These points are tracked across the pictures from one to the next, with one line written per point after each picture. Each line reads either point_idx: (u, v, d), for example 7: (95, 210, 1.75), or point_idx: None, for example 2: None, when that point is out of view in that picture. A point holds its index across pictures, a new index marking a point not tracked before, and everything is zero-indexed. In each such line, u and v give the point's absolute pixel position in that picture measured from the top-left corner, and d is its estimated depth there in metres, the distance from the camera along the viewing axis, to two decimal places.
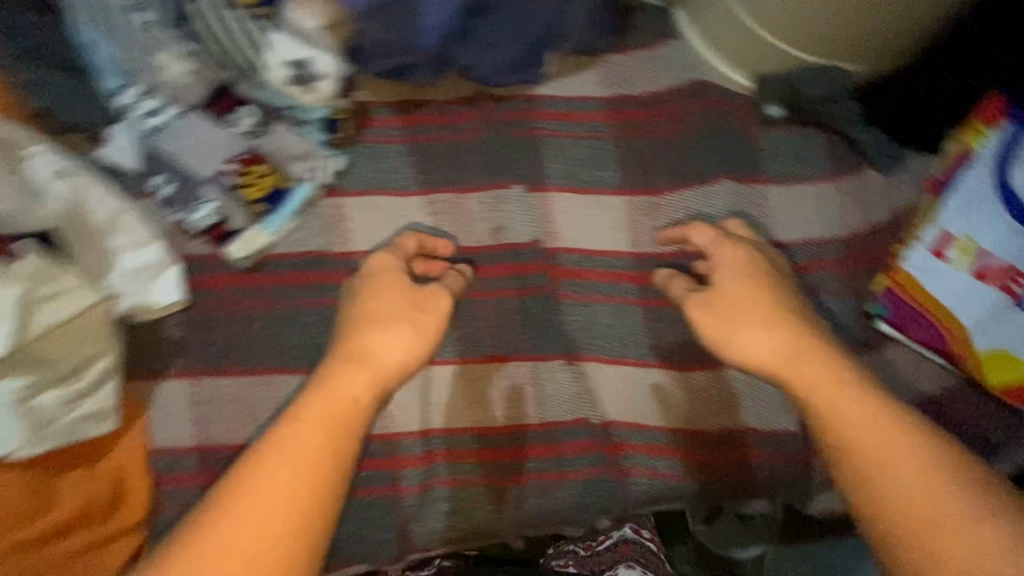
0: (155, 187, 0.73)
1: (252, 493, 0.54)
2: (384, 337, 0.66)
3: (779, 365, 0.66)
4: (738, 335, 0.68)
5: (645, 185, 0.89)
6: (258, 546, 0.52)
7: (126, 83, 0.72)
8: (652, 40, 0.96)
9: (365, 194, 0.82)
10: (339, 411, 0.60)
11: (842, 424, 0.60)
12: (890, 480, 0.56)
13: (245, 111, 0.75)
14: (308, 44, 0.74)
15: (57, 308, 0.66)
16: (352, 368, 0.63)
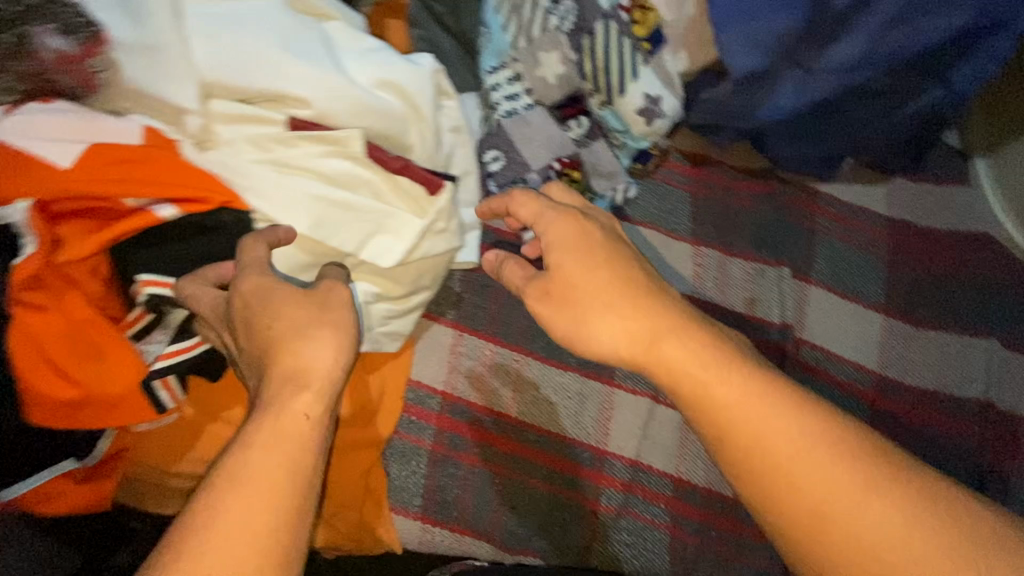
0: (488, 159, 0.82)
1: (221, 510, 0.37)
2: (302, 348, 0.44)
3: (674, 378, 0.48)
4: (662, 348, 0.49)
5: (908, 314, 0.87)
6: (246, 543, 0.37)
7: (502, 66, 0.80)
8: (950, 177, 0.95)
9: (643, 226, 0.88)
10: (293, 439, 0.41)
11: (759, 430, 0.44)
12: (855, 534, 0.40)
13: (583, 121, 0.83)
14: (667, 84, 0.80)
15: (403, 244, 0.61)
16: (293, 391, 0.42)
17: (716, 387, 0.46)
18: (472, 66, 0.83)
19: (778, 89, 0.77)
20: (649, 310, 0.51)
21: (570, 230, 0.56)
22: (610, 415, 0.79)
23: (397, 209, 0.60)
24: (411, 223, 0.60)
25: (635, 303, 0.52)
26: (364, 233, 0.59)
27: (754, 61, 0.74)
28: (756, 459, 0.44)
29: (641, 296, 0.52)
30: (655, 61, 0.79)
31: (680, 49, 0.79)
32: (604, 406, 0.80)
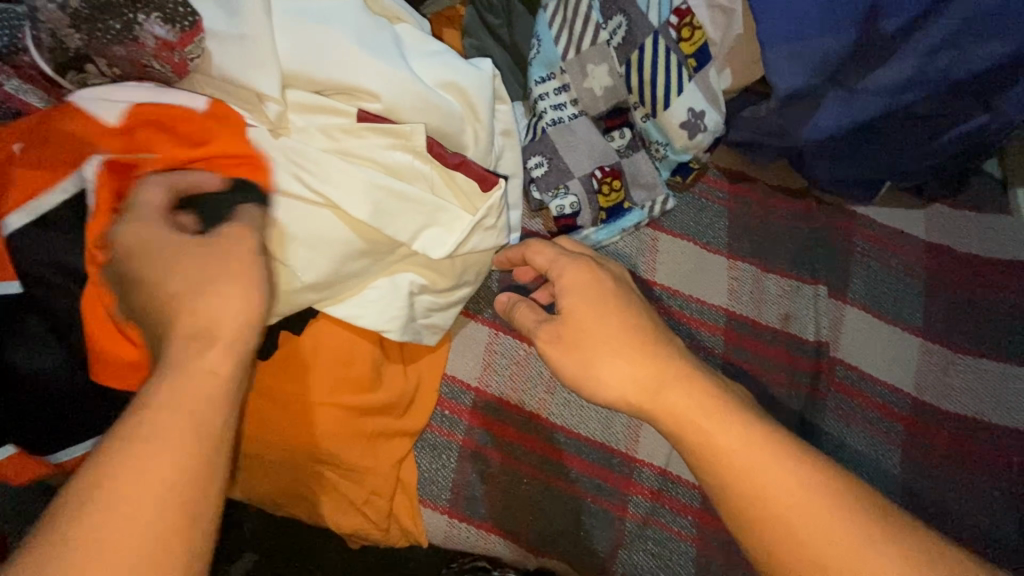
0: (531, 165, 0.84)
1: (117, 484, 0.35)
2: (204, 300, 0.41)
3: (678, 427, 0.52)
4: (665, 395, 0.52)
5: (946, 340, 0.86)
6: (153, 524, 0.35)
7: (550, 76, 0.83)
8: (990, 206, 0.94)
9: (681, 237, 0.89)
10: (197, 402, 0.39)
11: (755, 479, 0.47)
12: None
13: (625, 133, 0.86)
14: (710, 99, 0.82)
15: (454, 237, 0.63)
16: (192, 349, 0.40)
17: (718, 437, 0.49)
18: (521, 76, 0.86)
19: (820, 109, 0.78)
20: (659, 361, 0.53)
21: (577, 273, 0.58)
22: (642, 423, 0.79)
23: (450, 203, 0.62)
24: (463, 217, 0.63)
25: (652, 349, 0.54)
26: (418, 224, 0.62)
27: (799, 79, 0.75)
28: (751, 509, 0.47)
29: (647, 342, 0.55)
30: (699, 76, 0.81)
31: (725, 67, 0.81)
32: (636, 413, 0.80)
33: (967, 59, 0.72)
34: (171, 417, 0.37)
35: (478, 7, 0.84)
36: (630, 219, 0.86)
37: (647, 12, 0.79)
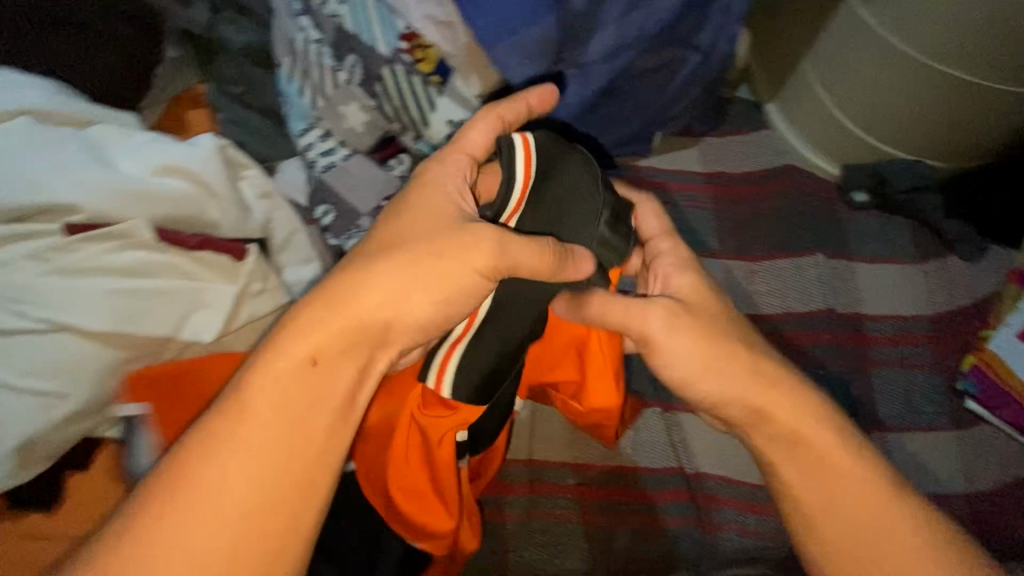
0: (319, 215, 0.85)
1: (226, 453, 0.47)
2: (389, 289, 0.53)
3: (763, 417, 0.61)
4: (767, 403, 0.61)
5: (742, 253, 0.96)
6: (254, 511, 0.46)
7: (311, 126, 0.85)
8: (747, 127, 1.07)
9: None
10: (306, 403, 0.50)
11: (763, 412, 0.61)
12: (822, 516, 0.56)
13: (404, 159, 0.88)
14: (468, 105, 0.84)
15: (257, 304, 0.65)
16: (345, 331, 0.52)
17: (713, 391, 0.62)
18: (285, 133, 0.88)
19: (566, 87, 0.84)
20: (726, 355, 0.62)
21: (693, 290, 0.66)
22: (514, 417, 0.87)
23: (212, 283, 0.62)
24: (225, 291, 0.62)
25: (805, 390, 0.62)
26: (181, 314, 0.61)
27: (528, 67, 0.80)
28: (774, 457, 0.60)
29: (757, 365, 0.62)
30: (449, 89, 0.83)
31: (471, 74, 0.83)
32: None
33: (655, 12, 0.78)
34: (269, 398, 0.49)
35: (217, 82, 0.85)
36: None
37: (375, 44, 0.81)
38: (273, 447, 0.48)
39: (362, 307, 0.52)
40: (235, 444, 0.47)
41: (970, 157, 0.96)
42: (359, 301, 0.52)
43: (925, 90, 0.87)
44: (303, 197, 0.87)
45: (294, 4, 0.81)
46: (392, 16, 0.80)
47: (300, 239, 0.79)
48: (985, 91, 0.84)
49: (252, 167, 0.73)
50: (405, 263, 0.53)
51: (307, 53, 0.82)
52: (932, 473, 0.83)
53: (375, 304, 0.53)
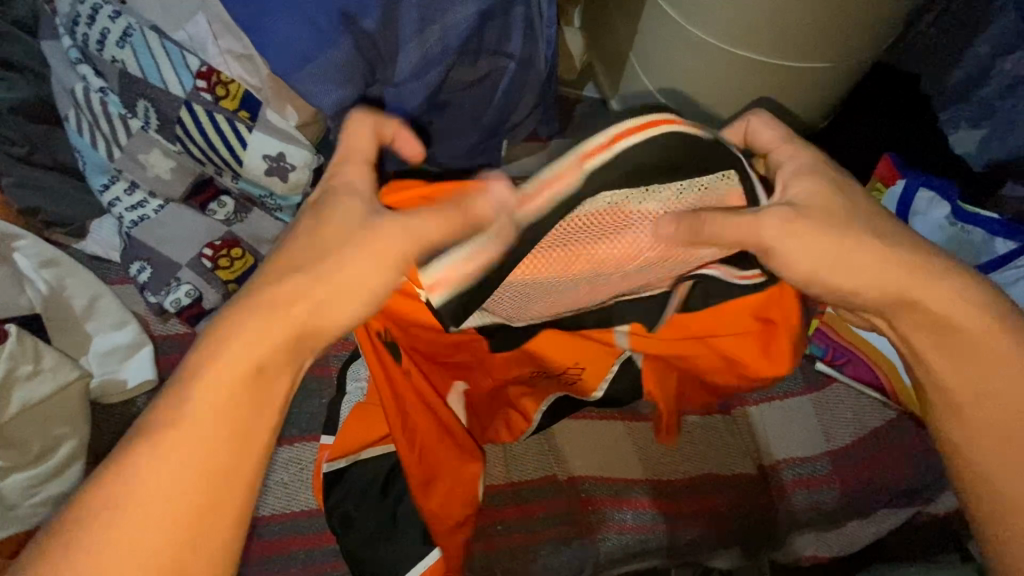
0: (133, 273, 0.78)
1: (154, 464, 0.43)
2: (315, 312, 0.47)
3: (907, 306, 0.52)
4: (919, 299, 0.52)
5: None
6: (200, 475, 0.43)
7: (112, 180, 0.79)
8: (594, 126, 1.11)
9: None
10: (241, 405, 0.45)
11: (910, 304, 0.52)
12: (972, 407, 0.52)
13: (225, 202, 0.83)
14: (285, 138, 0.79)
15: (32, 387, 0.61)
16: (253, 340, 0.45)
17: (844, 285, 0.52)
18: (87, 190, 0.81)
19: (386, 109, 0.82)
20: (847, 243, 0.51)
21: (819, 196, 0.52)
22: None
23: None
24: None
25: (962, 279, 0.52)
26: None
27: (337, 92, 0.76)
28: (915, 350, 0.54)
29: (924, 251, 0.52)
30: (260, 124, 0.78)
31: (283, 106, 0.78)
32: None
33: (452, 26, 0.77)
34: (230, 366, 0.45)
35: None
36: None
37: (167, 85, 0.76)
38: (193, 446, 0.43)
39: (294, 299, 0.47)
40: (163, 456, 0.43)
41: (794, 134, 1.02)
42: (281, 323, 0.46)
43: (738, 74, 0.90)
44: (115, 256, 0.80)
45: (72, 53, 0.77)
46: (182, 54, 0.76)
47: (106, 302, 0.73)
48: (782, 71, 0.89)
49: (26, 238, 0.71)
50: (327, 279, 0.47)
51: (91, 104, 0.76)
52: (794, 438, 0.88)
53: (323, 316, 0.47)
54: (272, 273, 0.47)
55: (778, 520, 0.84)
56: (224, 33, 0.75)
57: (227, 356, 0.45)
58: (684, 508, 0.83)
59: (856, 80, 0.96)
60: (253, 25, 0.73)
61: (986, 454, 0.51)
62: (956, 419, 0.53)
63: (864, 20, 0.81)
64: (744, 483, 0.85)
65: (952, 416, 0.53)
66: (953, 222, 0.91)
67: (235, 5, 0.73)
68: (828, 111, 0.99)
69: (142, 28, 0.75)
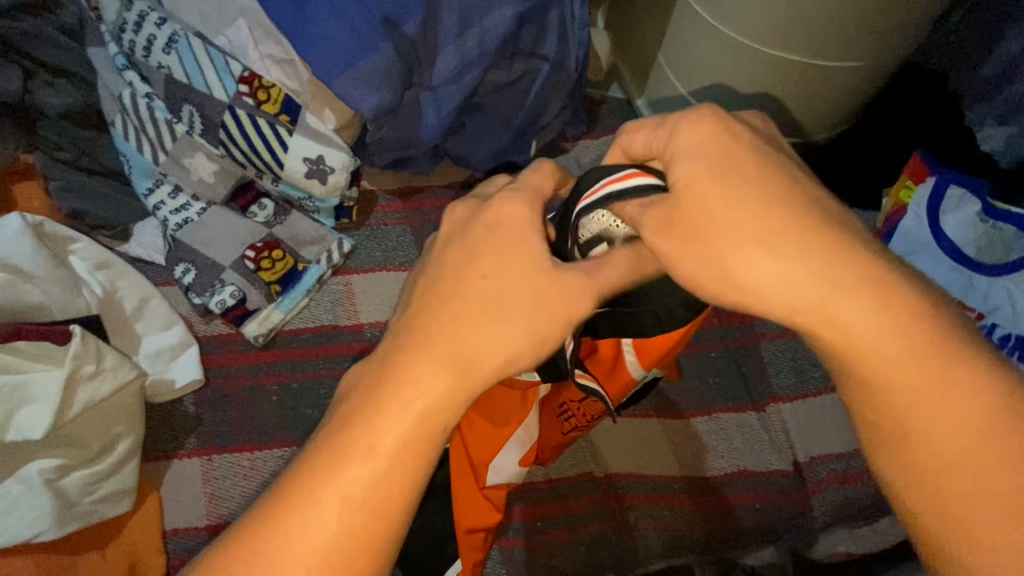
0: (178, 275, 0.80)
1: (328, 503, 0.36)
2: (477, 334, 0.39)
3: (824, 328, 0.39)
4: (840, 315, 0.39)
5: None
6: (341, 536, 0.36)
7: (157, 184, 0.81)
8: (619, 126, 1.12)
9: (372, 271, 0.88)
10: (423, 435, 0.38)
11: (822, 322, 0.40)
12: (919, 441, 0.38)
13: (265, 204, 0.84)
14: (324, 141, 0.81)
15: (94, 388, 0.62)
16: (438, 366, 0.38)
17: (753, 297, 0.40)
18: (132, 193, 0.83)
19: (423, 111, 0.83)
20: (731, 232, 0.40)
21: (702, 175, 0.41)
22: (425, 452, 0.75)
23: (32, 373, 0.61)
24: (52, 379, 0.60)
25: (890, 267, 0.39)
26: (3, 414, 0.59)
27: (377, 95, 0.77)
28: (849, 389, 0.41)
29: (820, 231, 0.39)
30: (301, 127, 0.80)
31: (322, 109, 0.79)
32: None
33: (490, 29, 0.78)
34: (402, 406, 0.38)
35: (45, 151, 0.79)
36: (309, 279, 0.83)
37: (211, 90, 0.77)
38: (364, 492, 0.37)
39: (459, 311, 0.40)
40: (341, 492, 0.36)
41: (822, 132, 1.02)
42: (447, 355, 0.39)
43: (768, 74, 0.91)
44: (159, 258, 0.82)
45: (119, 60, 0.78)
46: (226, 59, 0.77)
47: (155, 304, 0.74)
48: (813, 70, 0.89)
49: (81, 241, 0.72)
50: (508, 286, 0.40)
51: (137, 109, 0.78)
52: (827, 435, 0.88)
53: (482, 341, 0.39)
54: (448, 271, 0.41)
55: (810, 516, 0.85)
56: (268, 39, 0.77)
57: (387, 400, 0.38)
58: (719, 504, 0.84)
59: (885, 79, 0.96)
60: (298, 31, 0.75)
61: (944, 506, 0.37)
62: (892, 455, 0.39)
63: (896, 20, 0.81)
64: (778, 480, 0.86)
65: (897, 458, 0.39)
66: (984, 219, 0.92)
67: (279, 12, 0.75)
68: (856, 109, 1.00)
69: (187, 35, 0.77)
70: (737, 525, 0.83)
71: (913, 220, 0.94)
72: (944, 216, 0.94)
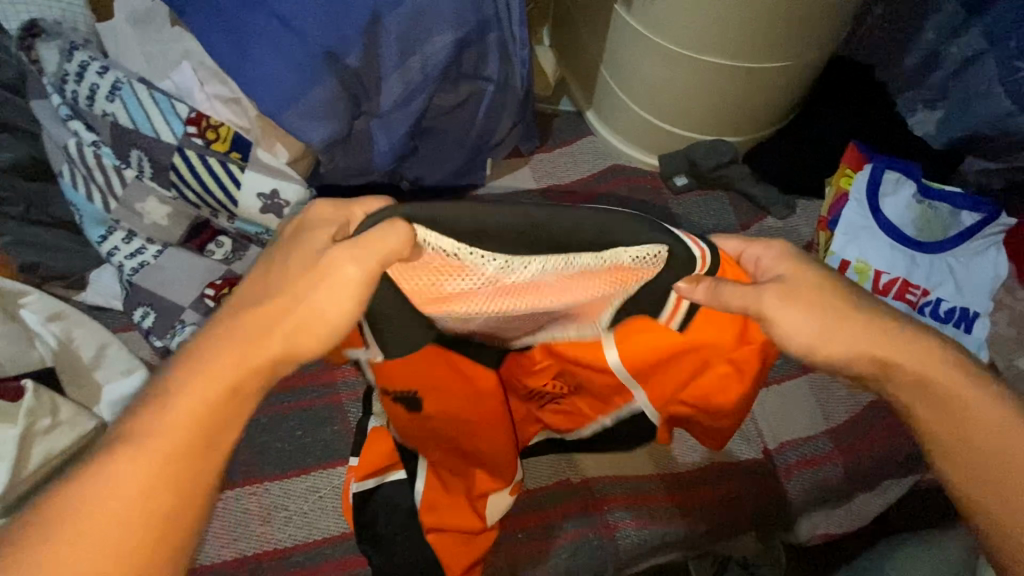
0: (138, 319, 0.79)
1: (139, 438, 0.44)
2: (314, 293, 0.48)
3: (895, 355, 0.54)
4: (902, 349, 0.54)
5: None
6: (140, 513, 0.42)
7: (110, 230, 0.81)
8: (571, 137, 1.14)
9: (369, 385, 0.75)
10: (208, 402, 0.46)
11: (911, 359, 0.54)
12: (966, 437, 0.53)
13: (223, 240, 0.85)
14: (277, 175, 0.82)
15: (55, 439, 0.63)
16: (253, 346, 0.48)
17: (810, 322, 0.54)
18: (85, 241, 0.83)
19: (373, 138, 0.85)
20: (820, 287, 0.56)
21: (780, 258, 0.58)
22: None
23: None
24: (8, 437, 0.61)
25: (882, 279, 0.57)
26: None
27: (325, 126, 0.79)
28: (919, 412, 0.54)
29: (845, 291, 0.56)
30: (252, 163, 0.81)
31: (273, 144, 0.81)
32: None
33: (430, 56, 0.80)
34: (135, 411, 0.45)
35: None
36: None
37: (158, 133, 0.78)
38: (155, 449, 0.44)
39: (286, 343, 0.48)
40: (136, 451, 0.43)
41: (763, 130, 1.06)
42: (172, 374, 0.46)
43: (703, 81, 0.95)
44: (117, 302, 0.81)
45: (62, 111, 0.79)
46: (171, 102, 0.78)
47: (114, 350, 0.74)
48: (744, 74, 0.93)
49: (33, 294, 0.73)
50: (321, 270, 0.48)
51: (84, 157, 0.78)
52: (793, 422, 0.91)
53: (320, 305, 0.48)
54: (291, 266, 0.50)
55: (789, 502, 0.86)
56: (215, 80, 0.78)
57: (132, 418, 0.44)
58: (698, 498, 0.85)
59: (816, 74, 1.01)
60: (242, 73, 0.76)
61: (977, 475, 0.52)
62: (947, 456, 0.53)
63: (812, 20, 0.86)
64: (751, 469, 0.88)
65: (945, 439, 0.53)
66: (920, 201, 0.98)
67: (222, 55, 0.76)
68: (793, 105, 1.04)
69: (131, 82, 0.78)
70: (715, 520, 0.84)
71: (855, 206, 0.97)
72: (884, 200, 0.98)
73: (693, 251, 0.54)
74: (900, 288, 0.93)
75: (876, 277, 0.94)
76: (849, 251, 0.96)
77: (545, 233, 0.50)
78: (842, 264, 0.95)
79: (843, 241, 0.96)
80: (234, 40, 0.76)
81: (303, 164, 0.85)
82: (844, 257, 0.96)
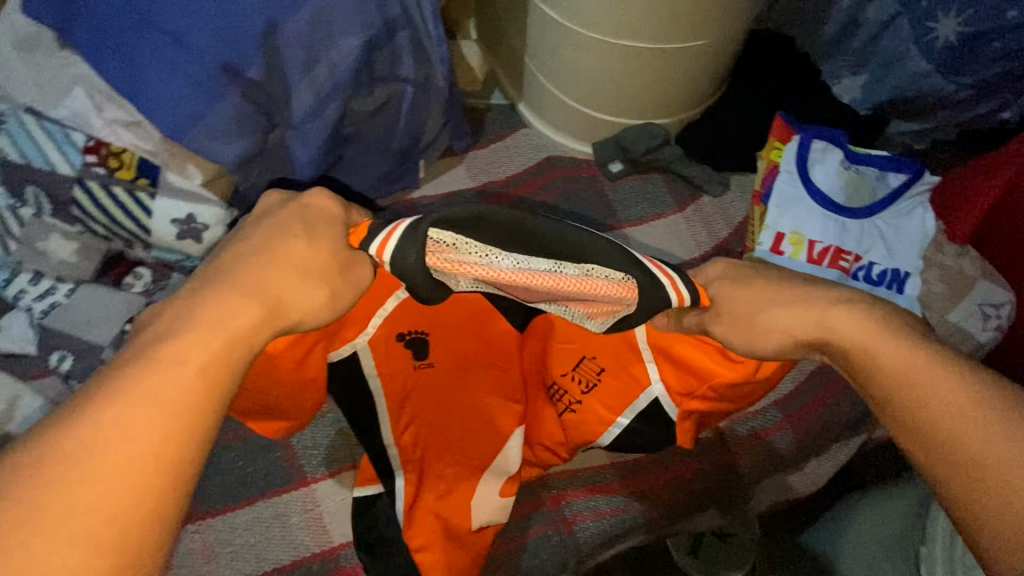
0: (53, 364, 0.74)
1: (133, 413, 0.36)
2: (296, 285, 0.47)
3: (824, 333, 0.52)
4: (833, 320, 0.51)
5: None
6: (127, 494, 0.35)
7: (15, 273, 0.76)
8: (505, 131, 1.13)
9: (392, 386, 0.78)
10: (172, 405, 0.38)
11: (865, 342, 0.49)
12: (940, 429, 0.44)
13: (141, 272, 0.81)
14: (191, 199, 0.79)
15: None
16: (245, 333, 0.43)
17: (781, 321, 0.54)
18: None
19: (290, 150, 0.82)
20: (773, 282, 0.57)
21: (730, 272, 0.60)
22: (318, 516, 0.75)
23: None
24: None
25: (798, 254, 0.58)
26: None
27: (236, 145, 0.77)
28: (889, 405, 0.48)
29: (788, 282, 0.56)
30: (163, 189, 0.77)
31: (184, 166, 0.77)
32: (309, 507, 0.76)
33: (339, 60, 0.77)
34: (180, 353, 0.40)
35: None
36: None
37: (55, 167, 0.75)
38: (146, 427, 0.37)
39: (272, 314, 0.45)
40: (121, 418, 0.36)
41: (692, 109, 1.06)
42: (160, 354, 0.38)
43: (626, 65, 0.94)
44: (27, 351, 0.74)
45: None
46: (65, 132, 0.75)
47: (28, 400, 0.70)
48: (665, 55, 0.93)
49: None
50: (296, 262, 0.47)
51: None
52: None
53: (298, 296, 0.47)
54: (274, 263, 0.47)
55: (741, 475, 0.88)
56: (111, 103, 0.74)
57: (163, 364, 0.39)
58: (653, 482, 0.86)
59: (737, 49, 1.01)
60: (137, 95, 0.72)
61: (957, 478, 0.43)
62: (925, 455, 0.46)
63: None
64: (703, 448, 0.89)
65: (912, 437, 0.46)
66: (847, 168, 0.99)
67: (114, 78, 0.72)
68: (718, 82, 1.05)
69: (19, 115, 0.76)
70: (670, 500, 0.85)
71: (786, 178, 0.98)
72: (812, 170, 0.99)
73: (671, 297, 0.56)
74: (834, 255, 0.95)
75: (811, 247, 0.95)
76: (783, 223, 0.96)
77: (532, 231, 0.51)
78: (777, 237, 0.96)
79: (776, 214, 0.97)
80: (125, 61, 0.72)
81: (221, 186, 0.81)
82: (779, 230, 0.96)
